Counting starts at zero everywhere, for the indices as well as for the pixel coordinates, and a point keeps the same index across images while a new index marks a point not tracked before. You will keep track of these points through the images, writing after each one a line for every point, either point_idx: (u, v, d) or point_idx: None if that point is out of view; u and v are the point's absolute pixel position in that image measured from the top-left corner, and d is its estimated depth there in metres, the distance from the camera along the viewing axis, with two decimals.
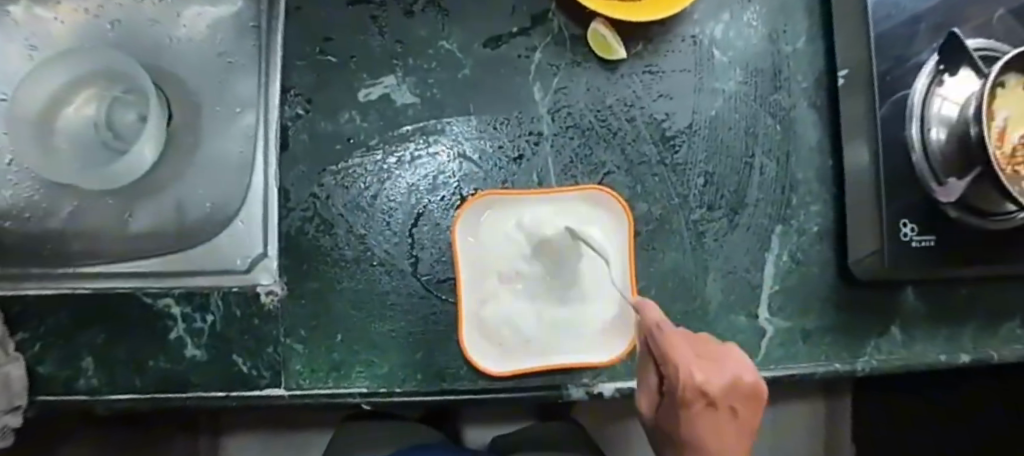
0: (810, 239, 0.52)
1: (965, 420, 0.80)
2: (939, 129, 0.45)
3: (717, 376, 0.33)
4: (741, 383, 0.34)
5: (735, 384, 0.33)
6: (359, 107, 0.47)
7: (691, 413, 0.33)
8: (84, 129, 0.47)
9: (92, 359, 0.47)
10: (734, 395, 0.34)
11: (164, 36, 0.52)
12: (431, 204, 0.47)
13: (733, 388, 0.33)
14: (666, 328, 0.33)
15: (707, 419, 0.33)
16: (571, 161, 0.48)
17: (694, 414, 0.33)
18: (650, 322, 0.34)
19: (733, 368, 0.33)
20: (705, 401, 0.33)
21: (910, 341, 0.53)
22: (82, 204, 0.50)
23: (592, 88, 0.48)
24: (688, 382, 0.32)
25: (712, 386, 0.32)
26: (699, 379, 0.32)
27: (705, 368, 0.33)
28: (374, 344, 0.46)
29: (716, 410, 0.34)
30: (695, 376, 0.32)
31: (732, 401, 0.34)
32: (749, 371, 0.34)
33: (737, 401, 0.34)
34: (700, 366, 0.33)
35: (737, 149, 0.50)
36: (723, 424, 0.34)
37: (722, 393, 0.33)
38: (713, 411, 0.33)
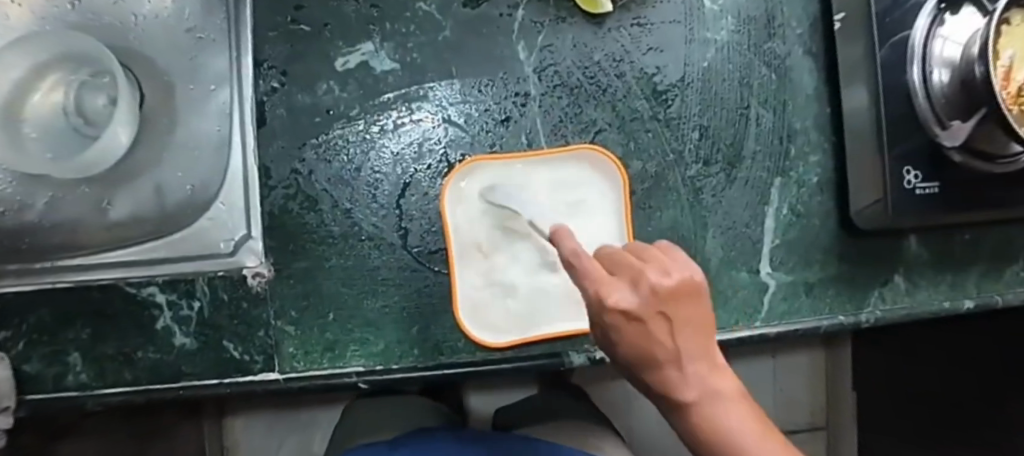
0: (810, 191, 0.50)
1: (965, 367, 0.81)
2: (941, 70, 0.44)
3: (629, 292, 0.26)
4: (664, 282, 0.27)
5: (656, 291, 0.26)
6: (337, 76, 0.45)
7: (617, 330, 0.28)
8: (55, 117, 0.46)
9: (79, 355, 0.44)
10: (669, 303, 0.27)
11: (129, 14, 0.49)
12: (418, 173, 0.45)
13: (653, 292, 0.27)
14: (577, 256, 0.28)
15: (641, 333, 0.28)
16: (560, 122, 0.46)
17: (619, 332, 0.28)
18: (564, 251, 0.29)
19: (650, 273, 0.26)
20: (622, 314, 0.27)
21: (915, 290, 0.52)
22: (58, 194, 0.48)
23: (579, 44, 0.46)
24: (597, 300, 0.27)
25: (627, 302, 0.26)
26: (605, 297, 0.26)
27: (616, 287, 0.27)
28: (369, 322, 0.45)
29: (652, 323, 0.27)
30: (604, 293, 0.27)
31: (676, 315, 0.27)
32: (677, 270, 0.27)
33: (668, 306, 0.27)
34: (616, 283, 0.27)
35: (732, 101, 0.49)
36: (665, 335, 0.28)
37: (648, 302, 0.27)
38: (643, 323, 0.27)
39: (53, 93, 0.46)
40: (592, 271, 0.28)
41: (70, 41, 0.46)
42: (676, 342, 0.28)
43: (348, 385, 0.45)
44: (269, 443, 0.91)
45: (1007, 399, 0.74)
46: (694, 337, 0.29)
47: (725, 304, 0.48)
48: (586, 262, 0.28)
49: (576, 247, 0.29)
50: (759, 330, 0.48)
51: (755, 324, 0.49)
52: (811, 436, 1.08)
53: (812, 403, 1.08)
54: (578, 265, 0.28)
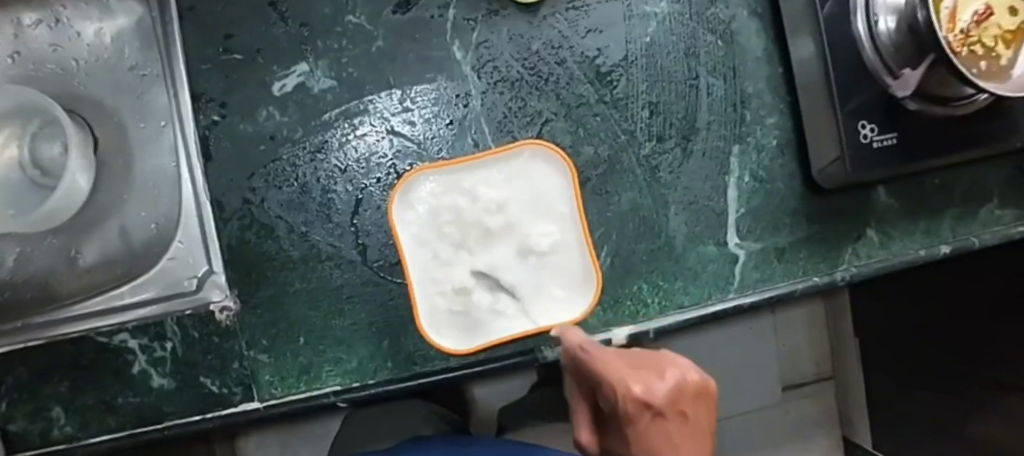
0: (771, 154, 0.49)
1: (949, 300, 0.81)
2: (888, 18, 0.42)
3: (657, 384, 0.31)
4: (685, 382, 0.32)
5: (678, 388, 0.31)
6: (276, 101, 0.44)
7: (641, 432, 0.31)
8: (12, 169, 0.47)
9: (61, 408, 0.45)
10: (683, 402, 0.32)
11: (69, 59, 0.48)
12: (370, 188, 0.45)
13: (671, 396, 0.31)
14: (588, 347, 0.36)
15: (666, 437, 0.31)
16: (505, 117, 0.45)
17: (643, 432, 0.31)
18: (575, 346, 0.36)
19: (674, 370, 0.32)
20: (653, 412, 0.31)
21: (889, 241, 0.51)
22: (27, 249, 0.49)
23: (514, 36, 0.45)
24: (625, 393, 0.31)
25: (654, 396, 0.30)
26: (633, 387, 0.31)
27: (642, 379, 0.31)
28: (340, 340, 0.45)
29: (665, 421, 0.31)
30: (631, 385, 0.31)
31: (681, 405, 0.31)
32: (693, 370, 0.32)
33: (686, 407, 0.31)
34: (637, 377, 0.32)
35: (679, 73, 0.48)
36: (684, 441, 0.31)
37: (669, 404, 0.31)
38: (665, 423, 0.31)
39: (7, 148, 0.47)
40: (618, 366, 0.33)
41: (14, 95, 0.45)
42: (681, 433, 0.31)
43: (327, 406, 0.45)
44: None
45: (1002, 334, 0.73)
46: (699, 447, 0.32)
47: (696, 279, 0.48)
48: (599, 354, 0.35)
49: (588, 343, 0.36)
50: (734, 300, 0.48)
51: (729, 295, 0.48)
52: (818, 387, 1.10)
53: (816, 355, 1.09)
54: (587, 357, 0.35)
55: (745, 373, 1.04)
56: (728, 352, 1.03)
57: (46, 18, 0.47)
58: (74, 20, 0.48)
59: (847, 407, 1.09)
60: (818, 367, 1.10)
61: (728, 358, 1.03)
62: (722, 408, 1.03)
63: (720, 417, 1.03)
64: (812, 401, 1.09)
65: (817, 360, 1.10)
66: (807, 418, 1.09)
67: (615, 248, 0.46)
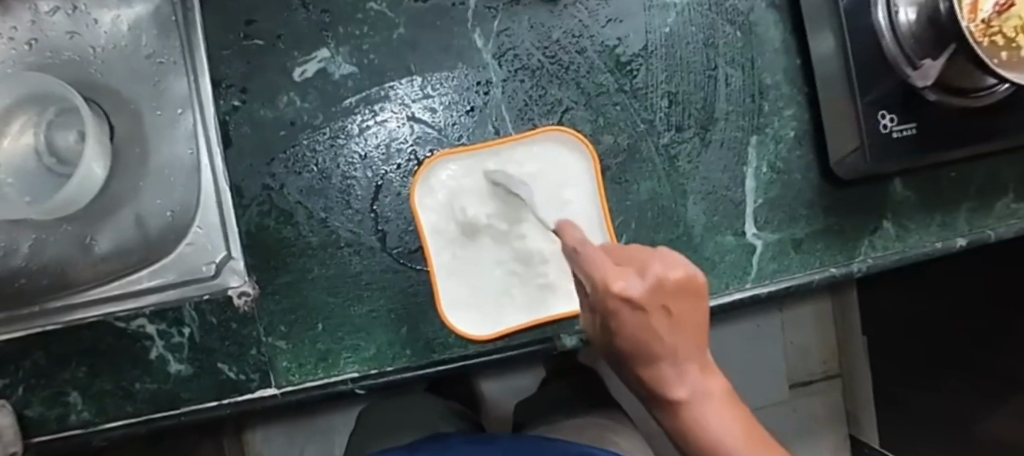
0: (788, 145, 0.50)
1: (952, 295, 0.81)
2: (907, 9, 0.42)
3: (636, 282, 0.31)
4: (676, 277, 0.31)
5: (658, 285, 0.31)
6: (297, 87, 0.44)
7: (619, 316, 0.32)
8: (28, 157, 0.47)
9: (79, 393, 0.45)
10: (666, 297, 0.32)
11: (87, 47, 0.48)
12: (390, 174, 0.45)
13: (659, 286, 0.31)
14: (581, 247, 0.32)
15: (643, 322, 0.32)
16: (525, 105, 0.46)
17: (626, 319, 0.32)
18: (570, 249, 0.33)
19: (655, 265, 0.30)
20: (631, 304, 0.31)
21: (905, 234, 0.52)
22: (43, 235, 0.48)
23: (535, 24, 0.45)
24: (602, 285, 0.31)
25: (631, 291, 0.30)
26: (613, 284, 0.30)
27: (624, 276, 0.31)
28: (359, 328, 0.45)
29: (646, 313, 0.32)
30: (610, 283, 0.30)
31: (663, 301, 0.32)
32: (678, 262, 0.32)
33: (667, 300, 0.32)
34: (616, 271, 0.31)
35: (698, 64, 0.48)
36: (665, 329, 0.33)
37: (647, 297, 0.31)
38: (641, 315, 0.32)
39: (23, 135, 0.47)
40: (600, 260, 0.31)
41: (28, 82, 0.45)
42: (660, 321, 0.32)
43: (344, 392, 0.45)
44: (290, 449, 0.92)
45: (1003, 328, 0.74)
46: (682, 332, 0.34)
47: (714, 268, 0.48)
48: (588, 252, 0.32)
49: (584, 241, 0.33)
50: (751, 291, 0.48)
51: (746, 286, 0.48)
52: (825, 384, 1.10)
53: (822, 352, 1.10)
54: (583, 253, 0.32)
55: (752, 370, 1.04)
56: (736, 349, 1.03)
57: (63, 5, 0.47)
58: (92, 6, 0.47)
59: (854, 406, 1.09)
60: (825, 364, 1.10)
61: (736, 355, 1.03)
62: None
63: None
64: (819, 399, 1.10)
65: (824, 357, 1.10)
66: (814, 416, 1.09)
67: (634, 236, 0.46)
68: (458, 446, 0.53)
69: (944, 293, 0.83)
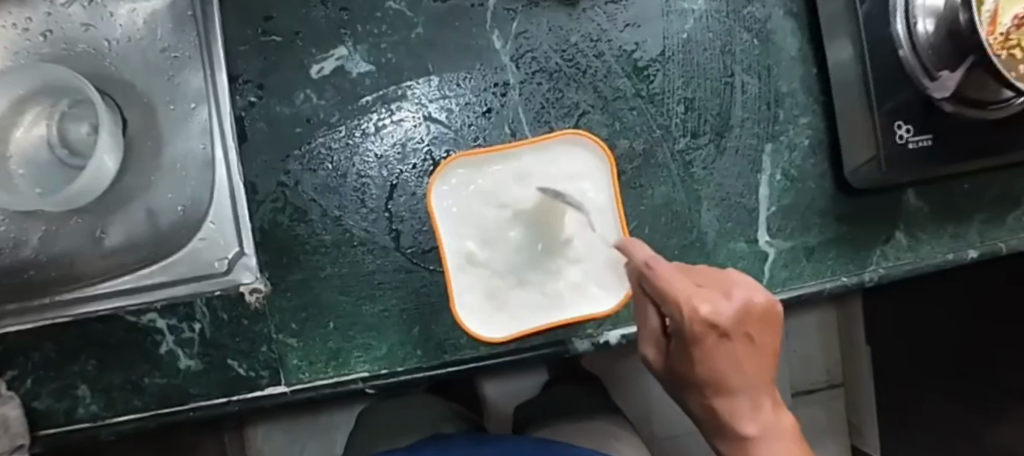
0: (802, 154, 0.50)
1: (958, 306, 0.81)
2: (926, 20, 0.42)
3: (724, 304, 0.32)
4: (745, 301, 0.33)
5: (746, 309, 0.33)
6: (314, 84, 0.44)
7: (709, 349, 0.34)
8: (41, 150, 0.47)
9: (88, 387, 0.44)
10: (749, 325, 0.34)
11: (102, 40, 0.48)
12: (405, 174, 0.45)
13: (743, 308, 0.33)
14: (655, 266, 0.32)
15: (728, 352, 0.34)
16: (542, 107, 0.46)
17: (709, 351, 0.34)
18: (639, 262, 0.33)
19: (739, 290, 0.33)
20: (719, 333, 0.33)
21: (917, 244, 0.52)
22: (53, 228, 0.48)
23: (554, 28, 0.45)
24: (692, 314, 0.31)
25: (721, 315, 0.32)
26: (698, 309, 0.31)
27: (707, 298, 0.32)
28: (370, 327, 0.45)
29: (728, 340, 0.34)
30: (698, 307, 0.31)
31: (748, 328, 0.34)
32: (757, 291, 0.34)
33: (752, 328, 0.34)
34: (704, 297, 0.32)
35: (715, 70, 0.48)
36: (745, 353, 0.35)
37: (733, 323, 0.33)
38: (731, 342, 0.34)
39: (36, 126, 0.46)
40: (680, 286, 0.32)
41: (43, 73, 0.45)
42: (743, 350, 0.35)
43: (354, 391, 0.45)
44: (292, 447, 0.92)
45: (1007, 340, 0.73)
46: (761, 363, 0.37)
47: None
48: (667, 273, 0.32)
49: (655, 258, 0.33)
50: None
51: None
52: (828, 393, 1.10)
53: (826, 361, 1.10)
54: (658, 276, 0.32)
55: (756, 378, 1.04)
56: None
57: None
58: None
59: (857, 416, 1.09)
60: (828, 373, 1.10)
61: None
62: None
63: None
64: (821, 408, 1.10)
65: (828, 366, 1.10)
66: (815, 424, 1.10)
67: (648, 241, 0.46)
68: (464, 447, 0.53)
69: (950, 303, 0.83)
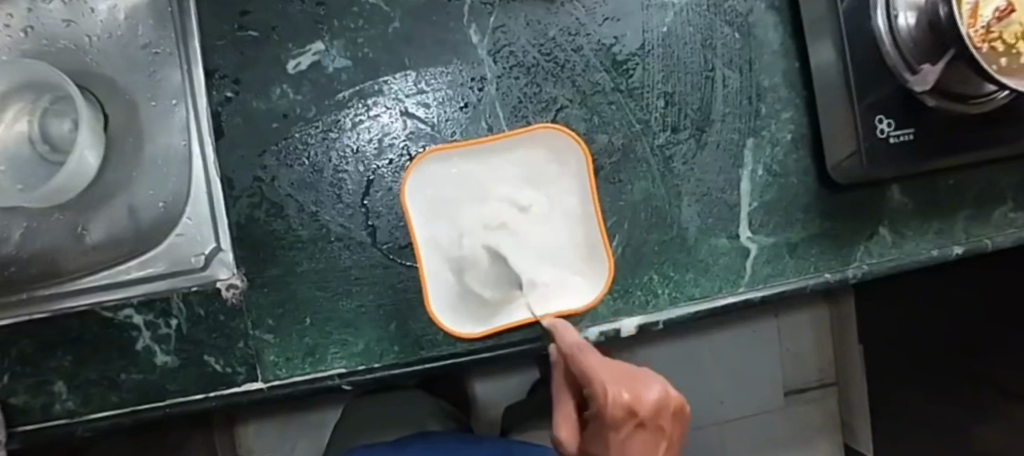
0: (785, 149, 0.49)
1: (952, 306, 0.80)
2: (907, 14, 0.42)
3: (647, 392, 0.35)
4: (669, 399, 0.35)
5: (662, 404, 0.35)
6: (290, 79, 0.44)
7: (622, 440, 0.34)
8: (20, 145, 0.46)
9: (64, 383, 0.44)
10: (662, 418, 0.36)
11: (82, 35, 0.47)
12: (381, 169, 0.45)
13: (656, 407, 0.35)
14: (585, 352, 0.36)
15: (640, 444, 0.35)
16: (519, 102, 0.45)
17: (622, 441, 0.34)
18: (571, 346, 0.37)
19: (658, 384, 0.35)
20: (636, 420, 0.34)
21: (902, 240, 0.51)
22: (33, 225, 0.47)
23: (532, 22, 0.45)
24: (612, 399, 0.34)
25: (641, 402, 0.34)
26: (621, 396, 0.34)
27: (630, 386, 0.35)
28: (347, 322, 0.45)
29: (646, 432, 0.35)
30: (620, 394, 0.34)
31: (662, 422, 0.35)
32: (673, 388, 0.36)
33: (663, 424, 0.35)
34: (626, 384, 0.35)
35: (696, 65, 0.47)
36: (656, 449, 0.36)
37: (651, 413, 0.35)
38: (643, 433, 0.35)
39: (17, 122, 0.46)
40: (602, 371, 0.35)
41: (27, 70, 0.44)
42: (657, 444, 0.36)
43: (330, 388, 0.44)
44: (283, 446, 0.92)
45: (1006, 340, 0.72)
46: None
47: (708, 271, 0.47)
48: (594, 361, 0.36)
49: (583, 346, 0.37)
50: (744, 294, 0.48)
51: (739, 289, 0.48)
52: (821, 392, 1.10)
53: (818, 361, 1.09)
54: (587, 361, 0.36)
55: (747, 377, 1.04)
56: (730, 354, 1.03)
57: None
58: None
59: (850, 416, 1.08)
60: (821, 372, 1.10)
61: (730, 360, 1.03)
62: (722, 411, 1.03)
63: (722, 420, 1.03)
64: (814, 407, 1.09)
65: (821, 365, 1.09)
66: (808, 424, 1.09)
67: (627, 237, 0.46)
68: (446, 444, 0.52)
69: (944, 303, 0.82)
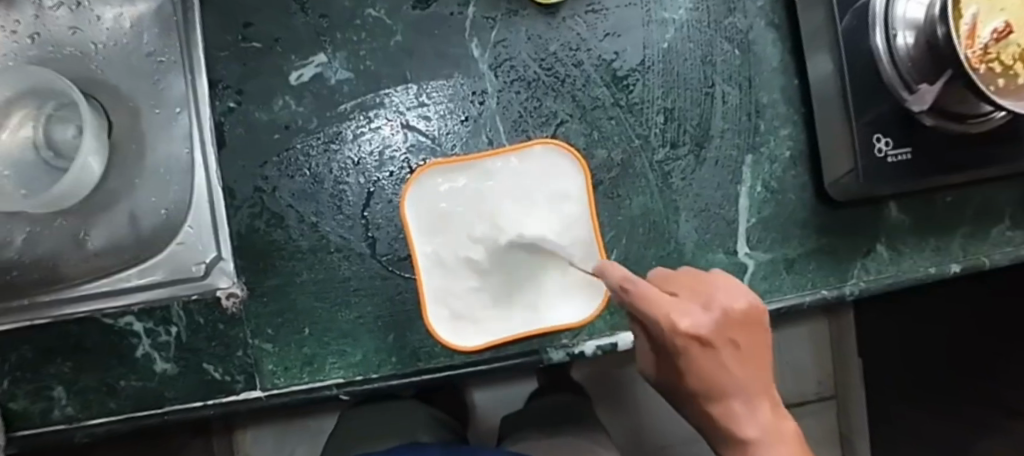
0: (783, 166, 0.49)
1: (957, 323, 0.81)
2: (906, 33, 0.41)
3: (704, 316, 0.33)
4: (732, 310, 0.34)
5: (726, 319, 0.34)
6: (292, 91, 0.44)
7: (695, 360, 0.35)
8: (25, 152, 0.46)
9: (64, 388, 0.45)
10: (732, 329, 0.35)
11: (89, 43, 0.48)
12: (382, 181, 0.45)
13: (722, 319, 0.34)
14: (634, 282, 0.31)
15: (712, 359, 0.36)
16: (520, 117, 0.46)
17: (697, 361, 0.35)
18: (616, 282, 0.31)
19: (721, 300, 0.34)
20: (700, 343, 0.34)
21: (899, 257, 0.51)
22: (36, 229, 0.47)
23: (533, 36, 0.46)
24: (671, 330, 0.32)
25: (702, 328, 0.33)
26: (682, 325, 0.32)
27: (690, 313, 0.32)
28: (345, 333, 0.45)
29: (716, 347, 0.35)
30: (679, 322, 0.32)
31: (731, 333, 0.35)
32: (738, 296, 0.35)
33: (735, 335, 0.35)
34: (688, 313, 0.33)
35: (696, 81, 0.48)
36: (731, 360, 0.37)
37: (716, 330, 0.34)
38: (716, 350, 0.35)
39: (23, 128, 0.46)
40: (660, 302, 0.31)
41: (32, 76, 0.45)
42: (731, 353, 0.36)
43: (328, 397, 0.45)
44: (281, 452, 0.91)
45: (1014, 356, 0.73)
46: (751, 360, 0.38)
47: None
48: (648, 290, 0.31)
49: (631, 277, 0.31)
50: None
51: None
52: (821, 405, 1.09)
53: (819, 372, 1.08)
54: (640, 293, 0.30)
55: None
56: None
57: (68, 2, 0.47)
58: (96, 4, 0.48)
59: (851, 429, 1.07)
60: (821, 385, 1.09)
61: None
62: None
63: None
64: (814, 421, 1.08)
65: (821, 378, 1.08)
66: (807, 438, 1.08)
67: (625, 252, 0.46)
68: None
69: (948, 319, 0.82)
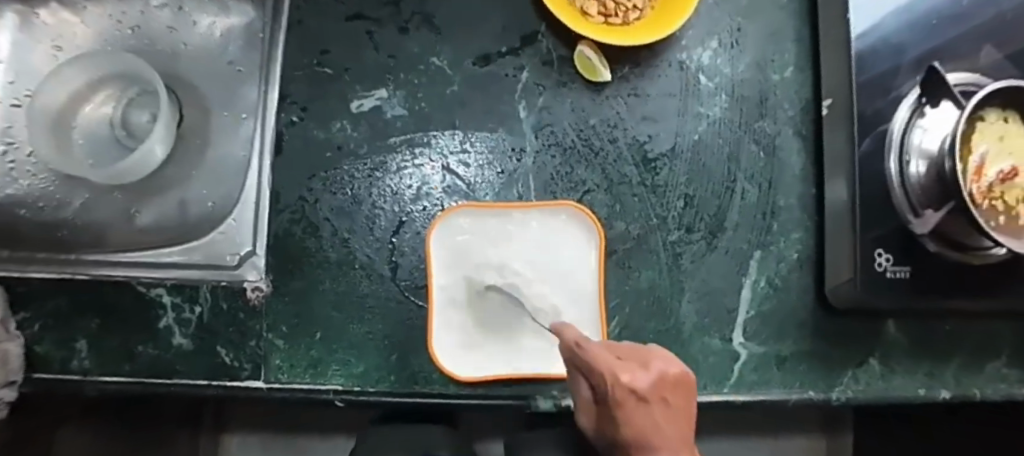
0: (789, 266, 0.52)
1: None
2: (919, 161, 0.46)
3: (641, 375, 0.34)
4: (664, 373, 0.35)
5: (661, 379, 0.35)
6: (350, 117, 0.49)
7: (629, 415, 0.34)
8: (100, 127, 0.51)
9: (86, 342, 0.47)
10: (663, 389, 0.35)
11: (180, 43, 0.54)
12: (415, 213, 0.49)
13: (658, 378, 0.34)
14: (584, 343, 0.37)
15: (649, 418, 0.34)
16: (551, 178, 0.49)
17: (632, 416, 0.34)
18: (571, 340, 0.37)
19: (657, 361, 0.35)
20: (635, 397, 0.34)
21: (890, 374, 0.53)
22: (93, 197, 0.52)
23: (576, 108, 0.50)
24: (614, 382, 0.34)
25: (640, 383, 0.34)
26: (622, 376, 0.34)
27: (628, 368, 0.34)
28: (352, 345, 0.48)
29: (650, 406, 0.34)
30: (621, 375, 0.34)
31: (663, 394, 0.35)
32: (672, 362, 0.36)
33: (670, 395, 0.35)
34: (624, 366, 0.35)
35: (719, 175, 0.51)
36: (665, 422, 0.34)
37: (654, 389, 0.34)
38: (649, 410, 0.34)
39: (104, 105, 0.51)
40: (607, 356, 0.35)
41: (124, 61, 0.50)
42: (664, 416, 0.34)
43: (324, 402, 0.46)
44: None
45: None
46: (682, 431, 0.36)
47: (696, 367, 0.49)
48: (591, 347, 0.36)
49: (585, 338, 0.37)
50: (727, 396, 0.48)
51: (723, 391, 0.49)
52: None
53: None
54: (584, 348, 0.36)
55: None
56: None
57: (171, 4, 0.53)
58: (196, 10, 0.53)
59: None
60: None
61: None
62: None
63: None
64: None
65: None
66: None
67: (626, 320, 0.49)
68: None
69: None
